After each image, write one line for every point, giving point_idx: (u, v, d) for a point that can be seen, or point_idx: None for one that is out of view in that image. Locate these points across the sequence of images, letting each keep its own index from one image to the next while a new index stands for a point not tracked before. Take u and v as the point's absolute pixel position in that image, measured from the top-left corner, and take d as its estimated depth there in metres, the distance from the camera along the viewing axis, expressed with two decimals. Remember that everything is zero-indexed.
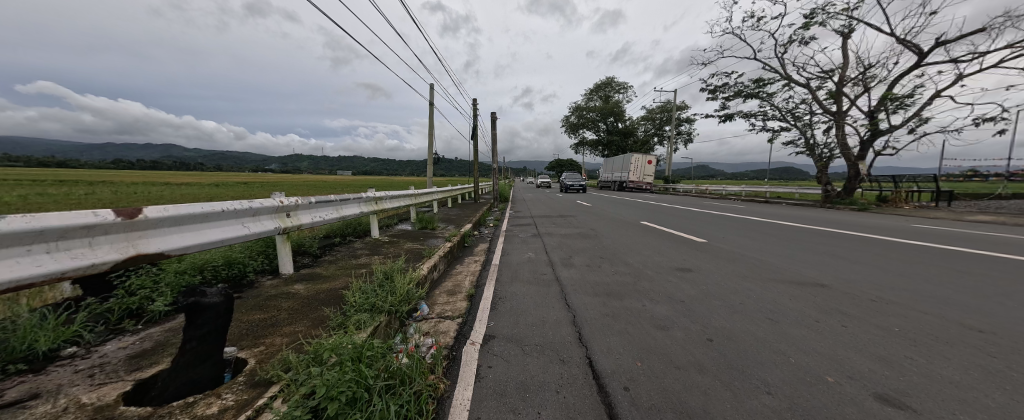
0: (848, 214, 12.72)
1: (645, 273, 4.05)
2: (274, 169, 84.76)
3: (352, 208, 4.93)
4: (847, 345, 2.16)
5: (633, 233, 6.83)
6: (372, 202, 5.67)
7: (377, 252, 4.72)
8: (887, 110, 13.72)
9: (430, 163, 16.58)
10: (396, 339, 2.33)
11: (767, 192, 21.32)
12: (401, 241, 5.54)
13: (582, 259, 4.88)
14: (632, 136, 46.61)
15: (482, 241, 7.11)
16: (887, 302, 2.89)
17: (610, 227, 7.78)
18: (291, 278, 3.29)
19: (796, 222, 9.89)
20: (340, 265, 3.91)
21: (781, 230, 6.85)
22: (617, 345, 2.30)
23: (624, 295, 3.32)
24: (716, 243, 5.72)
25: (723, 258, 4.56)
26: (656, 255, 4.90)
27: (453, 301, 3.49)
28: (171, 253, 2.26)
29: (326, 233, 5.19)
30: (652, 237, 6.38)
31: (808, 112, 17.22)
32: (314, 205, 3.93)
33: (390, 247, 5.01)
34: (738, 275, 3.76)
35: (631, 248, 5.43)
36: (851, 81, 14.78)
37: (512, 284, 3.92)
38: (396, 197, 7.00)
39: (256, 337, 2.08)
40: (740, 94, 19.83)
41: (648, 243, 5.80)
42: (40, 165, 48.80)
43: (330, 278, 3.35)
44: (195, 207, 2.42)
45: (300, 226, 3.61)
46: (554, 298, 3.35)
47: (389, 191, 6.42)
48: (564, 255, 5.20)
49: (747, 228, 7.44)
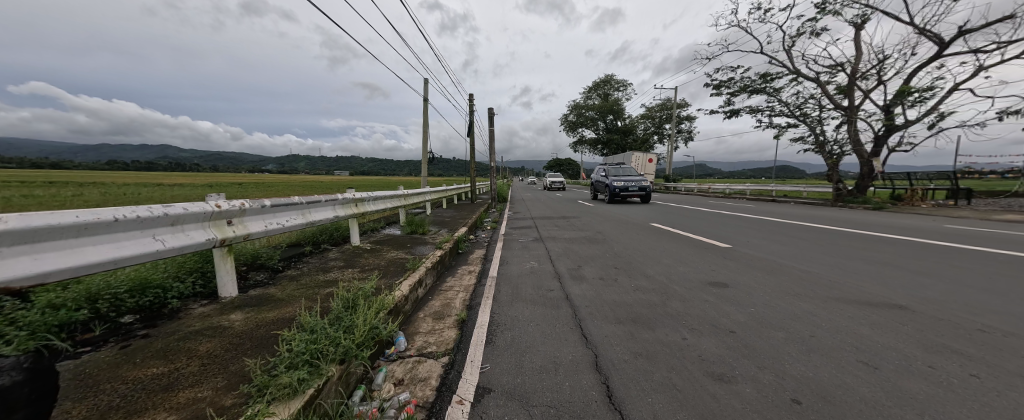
0: (865, 213, 12.11)
1: (671, 289, 3.40)
2: (269, 169, 83.53)
3: (324, 211, 4.21)
4: (1006, 416, 1.47)
5: (646, 238, 6.14)
6: (351, 204, 4.95)
7: (353, 263, 4.01)
8: (905, 104, 13.11)
9: (426, 162, 15.93)
10: (347, 406, 1.61)
11: (773, 190, 20.71)
12: (384, 249, 4.84)
13: (592, 270, 4.22)
14: (632, 135, 45.93)
15: (478, 246, 6.41)
16: (1003, 334, 2.22)
17: (619, 231, 7.10)
18: (231, 305, 2.58)
19: (816, 223, 9.22)
20: (302, 282, 3.22)
21: (810, 234, 6.18)
22: (666, 412, 1.60)
23: (653, 321, 2.64)
24: (741, 249, 5.09)
25: (760, 270, 3.89)
26: (678, 266, 4.23)
27: (439, 330, 2.79)
28: (16, 284, 1.50)
29: (296, 240, 4.49)
30: (668, 242, 5.70)
31: (818, 107, 16.64)
32: (270, 209, 3.19)
33: (370, 257, 4.32)
34: (789, 294, 3.08)
35: (648, 256, 4.76)
36: (865, 74, 14.19)
37: (512, 305, 3.21)
38: (382, 198, 6.27)
39: (125, 414, 1.36)
40: (745, 89, 19.24)
41: (665, 250, 5.15)
42: (32, 166, 48.06)
43: (281, 304, 2.64)
44: (65, 216, 1.70)
45: (248, 235, 2.88)
46: (566, 326, 2.67)
47: (373, 191, 5.69)
48: (572, 265, 4.52)
49: (766, 230, 6.88)
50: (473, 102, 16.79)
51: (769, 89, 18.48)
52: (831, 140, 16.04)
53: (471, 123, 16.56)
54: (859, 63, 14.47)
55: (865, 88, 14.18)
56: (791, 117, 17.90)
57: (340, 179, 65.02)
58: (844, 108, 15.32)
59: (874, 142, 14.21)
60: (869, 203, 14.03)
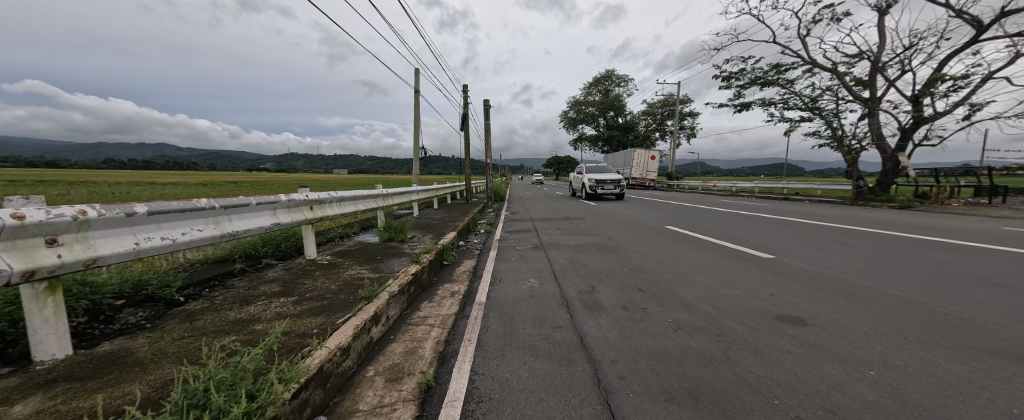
0: (892, 213, 11.27)
1: (727, 328, 2.42)
2: (263, 167, 82.01)
3: (260, 217, 3.21)
4: None
5: (668, 247, 5.13)
6: (305, 207, 3.94)
7: (293, 287, 3.00)
8: (936, 94, 12.12)
9: (417, 160, 14.99)
10: None
11: (783, 188, 19.92)
12: (343, 264, 3.83)
13: (609, 294, 3.24)
14: (633, 131, 44.50)
15: (468, 255, 5.43)
16: None
17: (632, 237, 6.07)
18: (39, 381, 1.56)
19: (847, 224, 8.35)
20: (194, 325, 2.19)
21: (860, 241, 5.25)
22: None
23: (727, 400, 1.64)
24: (792, 262, 4.08)
25: (839, 299, 2.88)
26: (723, 289, 3.23)
27: (388, 407, 1.78)
28: None
29: (228, 255, 3.49)
30: (698, 253, 4.67)
31: (835, 100, 15.73)
32: (146, 219, 2.16)
33: (322, 276, 3.35)
34: (911, 344, 2.09)
35: (677, 273, 3.80)
36: (891, 62, 13.22)
37: (504, 358, 2.19)
38: (352, 199, 5.25)
39: None
40: (755, 81, 18.31)
41: (698, 264, 4.13)
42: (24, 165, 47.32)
43: (126, 376, 1.61)
44: None
45: (94, 261, 1.84)
46: (588, 408, 1.65)
47: (340, 191, 4.68)
48: (583, 285, 3.54)
49: (801, 234, 5.95)
50: (468, 95, 15.69)
51: (782, 81, 17.52)
52: (850, 135, 15.13)
53: (465, 117, 15.56)
54: (883, 52, 13.51)
55: (888, 79, 13.29)
56: (805, 111, 17.01)
57: (336, 177, 63.67)
58: (865, 100, 14.41)
59: (898, 136, 13.33)
60: (894, 202, 13.05)
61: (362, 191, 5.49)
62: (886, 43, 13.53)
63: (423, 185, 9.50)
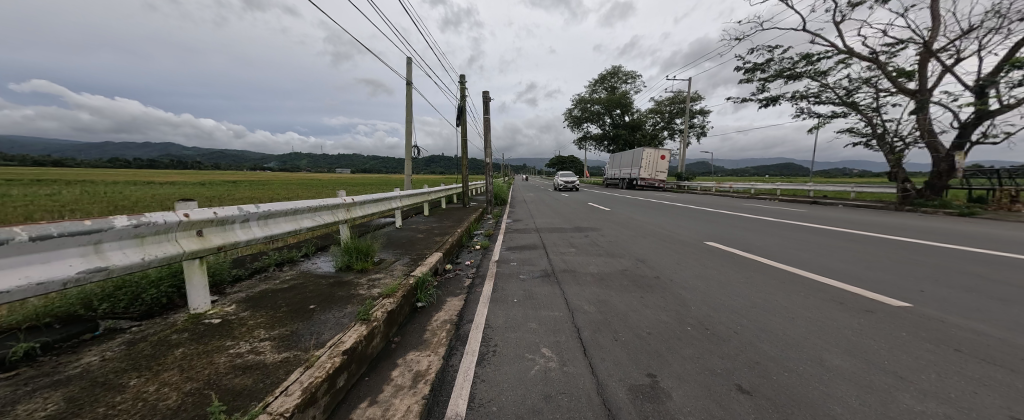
0: (954, 221, 9.77)
1: None
2: (263, 166, 81.11)
3: (44, 265, 1.71)
4: None
5: (735, 284, 3.62)
6: (185, 235, 2.45)
7: (81, 408, 1.50)
8: (1006, 82, 10.43)
9: (411, 160, 13.61)
10: None
11: (810, 190, 18.32)
12: (241, 326, 2.37)
13: (690, 402, 1.78)
14: (641, 129, 42.48)
15: (452, 290, 3.96)
16: None
17: (674, 263, 4.55)
18: None
19: (926, 237, 6.84)
20: None
21: (1001, 274, 3.74)
22: None
23: None
24: (960, 324, 2.55)
25: None
26: (908, 398, 1.72)
27: None
28: None
29: (26, 320, 2.05)
30: (788, 298, 3.15)
31: (875, 92, 14.11)
32: None
33: (182, 360, 1.92)
34: None
35: (785, 345, 2.32)
36: (948, 47, 11.58)
37: None
38: (291, 214, 3.78)
39: None
40: (782, 74, 16.72)
41: (806, 325, 2.63)
42: (34, 163, 47.55)
43: None
44: None
45: None
46: None
47: (264, 204, 3.23)
48: (639, 376, 2.03)
49: (901, 260, 4.42)
50: (465, 87, 14.19)
51: (812, 72, 15.94)
52: (893, 131, 13.53)
53: (462, 115, 14.09)
54: (937, 36, 11.82)
55: (942, 67, 11.66)
56: (839, 105, 15.40)
57: (336, 176, 62.78)
58: (913, 92, 12.78)
59: (958, 130, 11.70)
60: (951, 208, 11.35)
61: (309, 202, 4.06)
62: (938, 26, 11.88)
63: (410, 189, 8.05)
